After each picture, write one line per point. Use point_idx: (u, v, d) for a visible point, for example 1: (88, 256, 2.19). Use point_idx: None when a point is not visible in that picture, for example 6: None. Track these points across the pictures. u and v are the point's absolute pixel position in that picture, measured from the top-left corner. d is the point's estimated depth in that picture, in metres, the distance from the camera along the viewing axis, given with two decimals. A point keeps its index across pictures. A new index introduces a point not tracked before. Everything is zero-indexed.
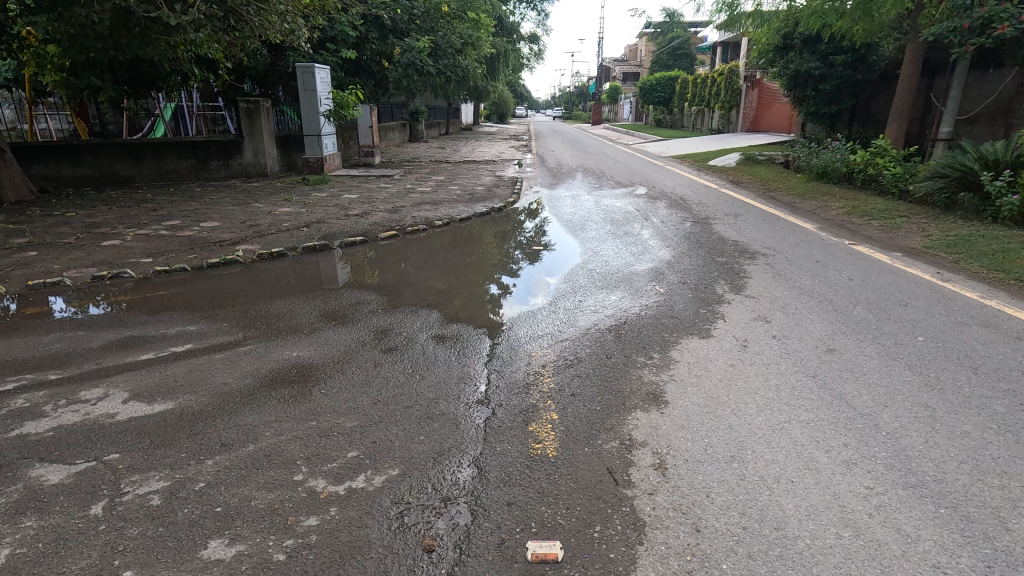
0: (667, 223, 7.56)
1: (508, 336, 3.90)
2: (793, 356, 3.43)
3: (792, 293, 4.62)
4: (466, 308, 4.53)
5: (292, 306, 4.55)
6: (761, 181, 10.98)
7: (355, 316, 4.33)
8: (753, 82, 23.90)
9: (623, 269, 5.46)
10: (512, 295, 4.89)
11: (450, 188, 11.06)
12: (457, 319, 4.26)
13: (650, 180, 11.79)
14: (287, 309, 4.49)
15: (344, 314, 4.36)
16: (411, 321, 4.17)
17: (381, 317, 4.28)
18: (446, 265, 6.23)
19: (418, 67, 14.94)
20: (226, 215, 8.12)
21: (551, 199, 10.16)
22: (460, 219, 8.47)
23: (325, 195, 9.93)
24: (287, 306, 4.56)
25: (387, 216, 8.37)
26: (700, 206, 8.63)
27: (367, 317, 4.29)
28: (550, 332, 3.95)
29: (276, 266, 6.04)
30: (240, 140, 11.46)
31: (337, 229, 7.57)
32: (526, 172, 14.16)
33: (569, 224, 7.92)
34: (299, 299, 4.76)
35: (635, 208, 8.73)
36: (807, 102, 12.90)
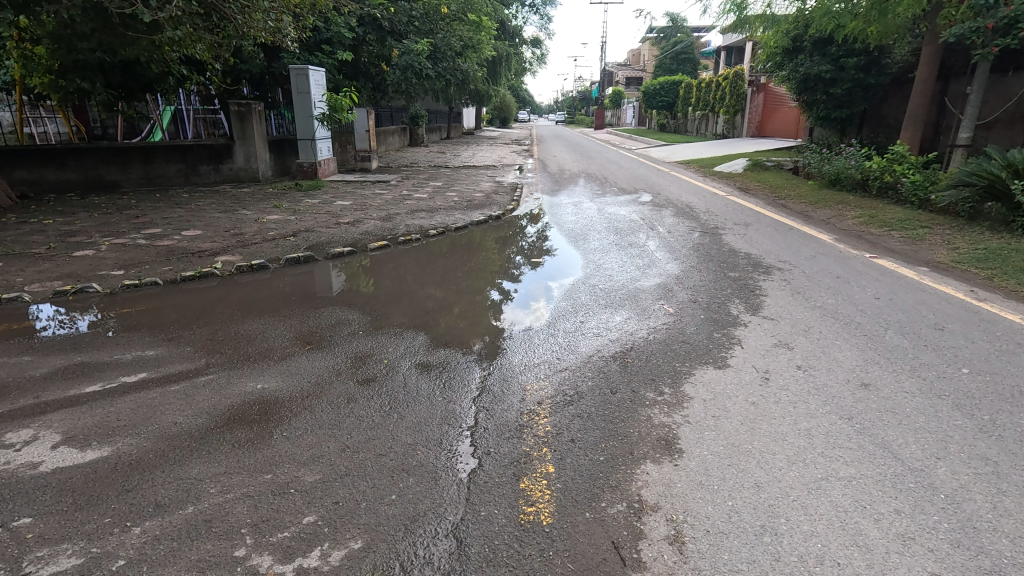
0: (674, 233, 7.16)
1: (501, 364, 3.49)
2: (823, 393, 3.01)
3: (815, 315, 4.20)
4: (457, 330, 4.12)
5: (266, 327, 4.15)
6: (770, 188, 10.58)
7: (332, 339, 3.92)
8: (758, 87, 23.28)
9: (629, 285, 5.04)
10: (512, 315, 4.44)
11: (448, 194, 10.69)
12: (445, 343, 3.85)
13: (655, 186, 11.39)
14: (259, 330, 4.08)
15: (321, 337, 3.95)
16: (393, 346, 3.76)
17: (361, 341, 3.87)
18: (439, 278, 5.82)
19: (416, 69, 14.59)
20: (211, 223, 7.74)
21: (552, 206, 9.77)
22: (456, 227, 8.07)
23: (317, 202, 9.56)
24: (260, 327, 4.15)
25: (380, 224, 7.99)
26: (708, 214, 8.23)
27: (346, 340, 3.89)
28: (548, 360, 3.53)
29: (255, 279, 5.64)
30: (232, 144, 11.09)
31: (326, 238, 7.19)
32: (527, 178, 13.80)
33: (571, 233, 7.51)
34: (274, 319, 4.35)
35: (639, 216, 8.34)
36: (817, 106, 12.50)
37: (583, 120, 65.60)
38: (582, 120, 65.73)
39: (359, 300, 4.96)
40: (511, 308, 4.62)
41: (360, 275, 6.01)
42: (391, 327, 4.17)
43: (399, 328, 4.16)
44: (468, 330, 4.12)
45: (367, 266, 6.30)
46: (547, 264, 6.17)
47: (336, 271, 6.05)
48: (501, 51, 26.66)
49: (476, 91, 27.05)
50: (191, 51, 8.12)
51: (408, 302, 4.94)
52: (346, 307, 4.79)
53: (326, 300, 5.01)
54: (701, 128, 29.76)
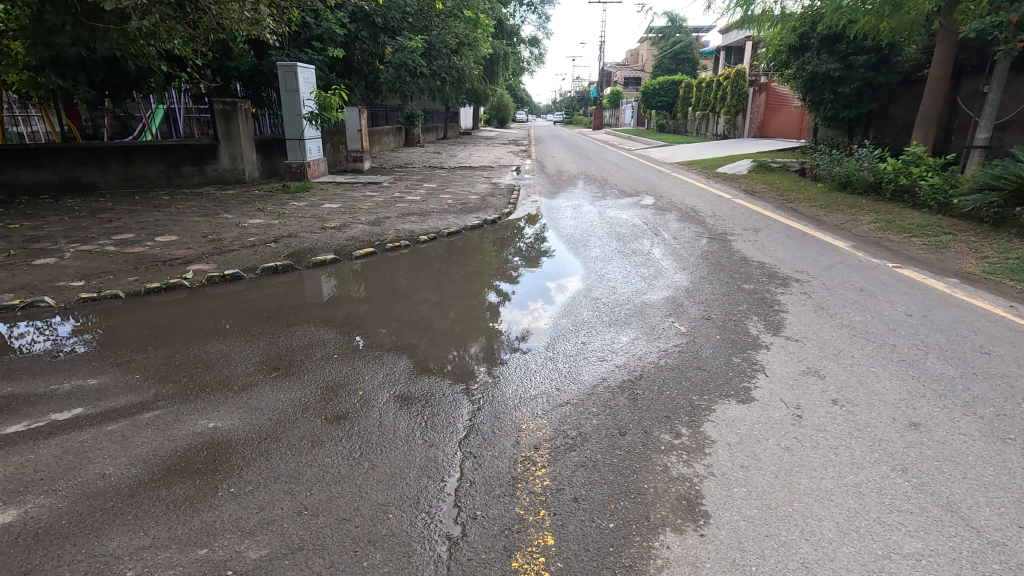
0: (680, 239, 6.73)
1: (493, 398, 3.04)
2: (869, 436, 2.57)
3: (844, 335, 3.76)
4: (445, 352, 3.67)
5: (230, 350, 3.69)
6: (777, 190, 10.18)
7: (303, 364, 3.46)
8: (760, 86, 22.88)
9: (635, 300, 4.59)
10: (511, 329, 4.08)
11: (442, 197, 10.25)
12: (430, 368, 3.42)
13: (657, 188, 10.97)
14: (223, 353, 3.63)
15: (290, 362, 3.49)
16: (372, 373, 3.32)
17: (336, 367, 3.41)
18: (426, 289, 5.35)
19: (410, 67, 14.16)
20: (188, 228, 7.29)
21: (550, 209, 9.33)
22: (448, 232, 7.61)
23: (304, 205, 9.12)
24: (223, 349, 3.69)
25: (368, 229, 7.55)
26: (715, 219, 7.82)
27: (319, 366, 3.44)
28: (547, 392, 3.09)
29: (228, 291, 5.16)
30: (216, 144, 10.62)
31: (310, 244, 6.74)
32: (524, 179, 13.37)
33: (571, 239, 7.08)
34: (241, 339, 3.90)
35: (642, 220, 7.93)
36: (824, 106, 12.10)
37: (581, 120, 65.22)
38: (581, 120, 65.34)
39: (338, 316, 4.51)
40: (505, 324, 4.18)
41: (342, 284, 5.54)
42: (371, 349, 3.72)
43: (381, 349, 3.71)
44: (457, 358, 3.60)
45: (352, 275, 5.83)
46: (545, 272, 5.74)
47: (318, 281, 5.59)
48: (498, 50, 26.24)
49: (473, 91, 26.60)
50: (170, 45, 7.69)
51: (393, 317, 4.51)
52: (325, 322, 4.33)
53: (303, 314, 4.56)
54: (702, 128, 29.35)
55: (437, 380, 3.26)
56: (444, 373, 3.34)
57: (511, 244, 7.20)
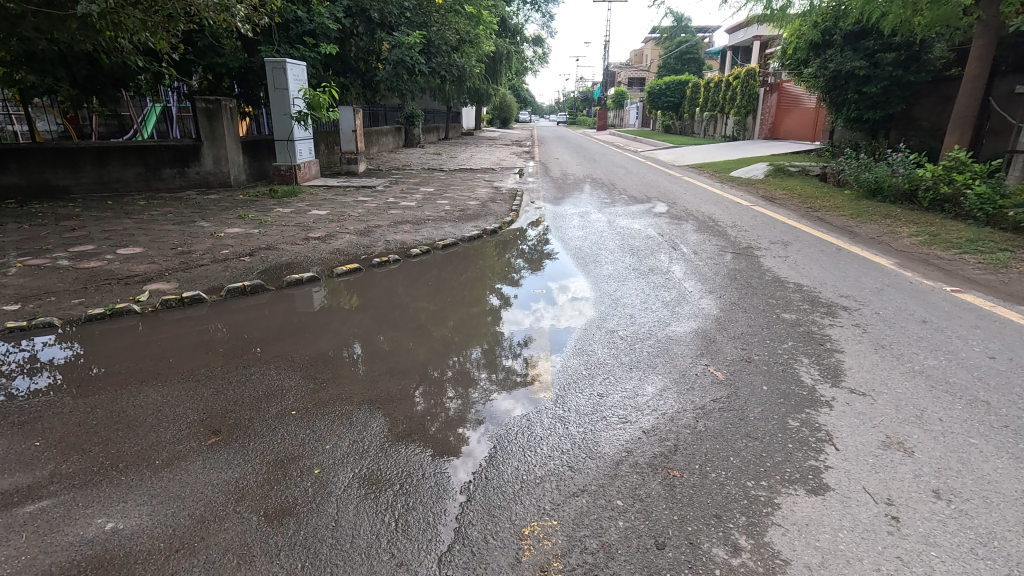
0: (701, 254, 6.05)
1: (487, 482, 2.33)
2: (1004, 560, 1.87)
3: (921, 388, 3.05)
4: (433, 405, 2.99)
5: (165, 402, 3.00)
6: (799, 197, 9.49)
7: (252, 425, 2.77)
8: (772, 86, 22.24)
9: (658, 337, 3.84)
10: (538, 345, 3.86)
11: (439, 203, 9.57)
12: (431, 396, 3.09)
13: (669, 194, 10.29)
14: (155, 407, 2.93)
15: (236, 421, 2.81)
16: (336, 441, 2.64)
17: (291, 431, 2.72)
18: (417, 312, 4.65)
19: (408, 64, 13.48)
20: (157, 239, 6.60)
21: (555, 217, 8.65)
22: (443, 243, 6.88)
23: (289, 212, 8.44)
24: (156, 401, 3.01)
25: (356, 240, 6.87)
26: (737, 229, 7.13)
27: (272, 428, 2.75)
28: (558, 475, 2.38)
29: (185, 316, 4.43)
30: (199, 145, 9.92)
31: (289, 258, 6.05)
32: (528, 183, 12.70)
33: (579, 252, 6.38)
34: (185, 383, 3.22)
35: (656, 230, 7.24)
36: (847, 107, 11.37)
37: (584, 121, 64.53)
38: (584, 121, 64.70)
39: (311, 348, 3.85)
40: (504, 367, 3.48)
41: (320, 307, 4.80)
42: (342, 399, 3.05)
43: (353, 400, 3.03)
44: (457, 367, 3.49)
45: (332, 296, 5.07)
46: (552, 292, 5.08)
47: (292, 302, 4.85)
48: (500, 49, 25.55)
49: (474, 90, 25.95)
50: (142, 37, 7.01)
51: (390, 333, 4.11)
52: (292, 357, 3.66)
53: (269, 345, 3.88)
54: (709, 129, 28.65)
55: (421, 449, 2.59)
56: (444, 380, 3.28)
57: (515, 251, 6.77)
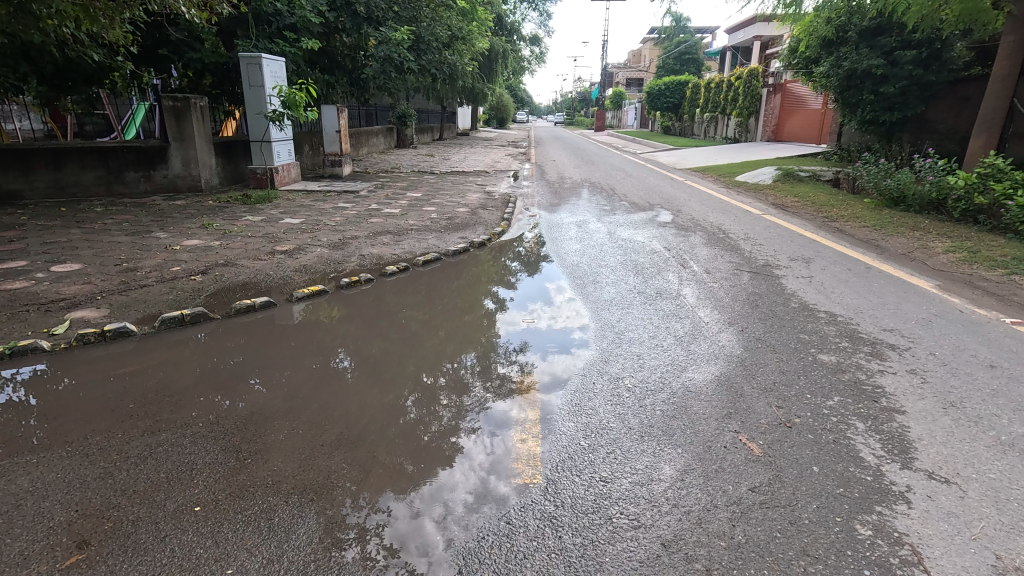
0: (714, 274, 5.36)
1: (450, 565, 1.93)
2: None
3: (1020, 471, 2.35)
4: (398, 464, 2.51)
5: (95, 447, 2.58)
6: (813, 206, 8.84)
7: (189, 481, 2.35)
8: (776, 87, 21.66)
9: (670, 395, 3.07)
10: (532, 344, 3.95)
11: (426, 209, 8.87)
12: (423, 403, 3.09)
13: (672, 201, 9.62)
14: (79, 455, 2.52)
15: (171, 475, 2.39)
16: (282, 506, 2.21)
17: (233, 489, 2.30)
18: (392, 344, 4.00)
19: (396, 61, 12.75)
20: (102, 253, 5.88)
21: (551, 226, 7.97)
22: (423, 259, 6.09)
23: (260, 220, 7.71)
24: (84, 445, 2.60)
25: (327, 255, 6.15)
26: (752, 243, 6.45)
27: (210, 485, 2.32)
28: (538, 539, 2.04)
29: (111, 352, 3.71)
30: (166, 146, 9.19)
31: (246, 277, 5.33)
32: (523, 187, 12.02)
33: (575, 270, 5.68)
34: (124, 421, 2.81)
35: (662, 244, 6.56)
36: (861, 108, 10.70)
37: (582, 122, 63.85)
38: (581, 121, 64.18)
39: (281, 374, 3.47)
40: (492, 390, 3.24)
41: (280, 336, 4.13)
42: (301, 445, 2.64)
43: (314, 447, 2.62)
44: (452, 372, 3.51)
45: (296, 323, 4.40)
46: (546, 315, 4.54)
47: (245, 332, 4.15)
48: (496, 47, 24.88)
49: (469, 89, 25.26)
50: (89, 25, 6.27)
51: (383, 347, 3.94)
52: (258, 386, 3.28)
53: (232, 372, 3.49)
54: (710, 130, 28.00)
55: (413, 464, 2.51)
56: (437, 387, 3.28)
57: (511, 254, 6.68)
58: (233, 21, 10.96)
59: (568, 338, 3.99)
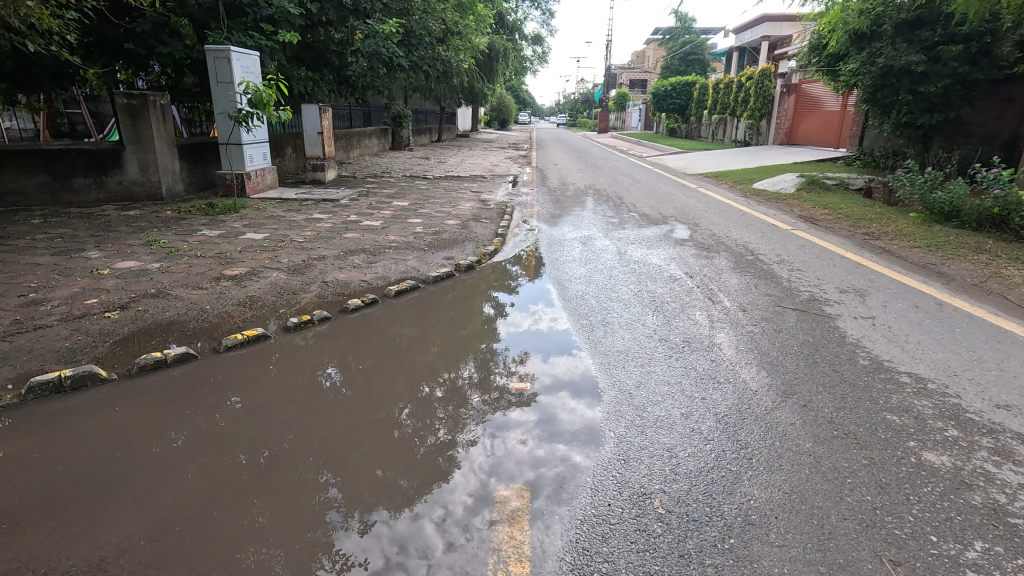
0: (749, 311, 4.36)
1: (448, 567, 2.04)
2: None
3: None
4: (382, 505, 2.39)
5: (61, 481, 2.48)
6: (848, 220, 7.86)
7: (166, 515, 2.29)
8: (790, 87, 20.66)
9: (727, 546, 2.01)
10: (537, 346, 3.99)
11: (411, 222, 7.91)
12: (419, 415, 3.10)
13: (687, 212, 8.63)
14: (40, 493, 2.40)
15: (144, 510, 2.31)
16: (265, 541, 2.16)
17: (209, 524, 2.24)
18: (381, 379, 3.54)
19: (385, 58, 11.77)
20: (9, 279, 4.88)
21: (552, 242, 7.01)
22: (395, 289, 4.99)
23: (217, 236, 6.72)
24: (47, 480, 2.48)
25: (283, 282, 5.15)
26: (789, 270, 5.46)
27: (188, 519, 2.26)
28: (538, 534, 2.17)
29: (37, 401, 3.08)
30: (120, 149, 8.18)
31: (175, 313, 4.34)
32: (522, 194, 11.07)
33: (578, 302, 4.71)
34: (92, 450, 2.70)
35: (679, 268, 5.59)
36: (896, 110, 9.68)
37: (584, 123, 62.88)
38: (584, 123, 63.22)
39: (267, 391, 3.34)
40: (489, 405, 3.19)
41: (251, 369, 3.59)
42: (275, 493, 2.44)
43: (301, 470, 2.60)
44: (449, 383, 3.48)
45: (272, 351, 3.85)
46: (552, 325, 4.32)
47: (209, 367, 3.56)
48: (495, 45, 23.89)
49: (468, 88, 24.31)
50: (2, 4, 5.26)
51: (367, 363, 3.76)
52: (202, 456, 2.69)
53: (180, 429, 2.91)
54: (718, 132, 26.92)
55: (408, 480, 2.54)
56: (434, 400, 3.25)
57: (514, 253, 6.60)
58: (205, 12, 9.99)
59: (570, 339, 4.03)
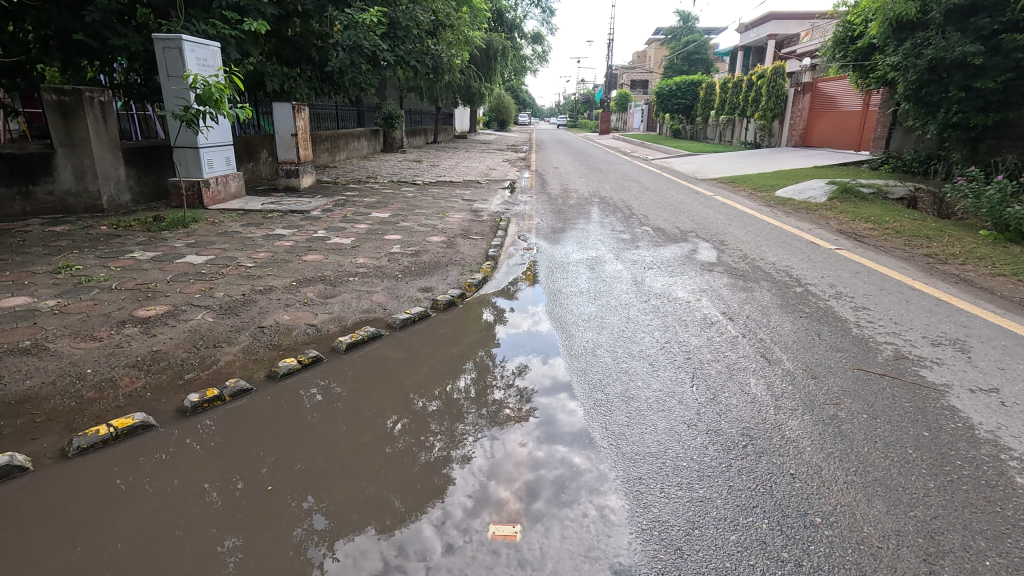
0: (819, 378, 3.22)
1: (447, 568, 1.98)
2: None
3: None
4: (371, 524, 2.20)
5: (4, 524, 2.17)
6: (900, 237, 6.73)
7: (124, 555, 2.04)
8: (804, 86, 19.51)
9: None
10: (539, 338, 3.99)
11: (388, 238, 6.79)
12: (413, 430, 2.86)
13: (708, 226, 7.49)
14: None
15: (98, 552, 2.05)
16: None
17: (172, 562, 1.99)
18: (370, 400, 3.17)
19: (368, 51, 10.62)
20: None
21: (554, 264, 5.89)
22: (347, 342, 3.77)
23: (148, 258, 5.56)
24: None
25: (206, 327, 3.99)
26: (854, 311, 4.31)
27: (148, 558, 2.02)
28: (538, 536, 2.12)
29: None
30: (50, 153, 7.03)
31: (39, 380, 3.18)
32: (519, 202, 9.95)
33: (588, 361, 3.54)
34: (42, 486, 2.39)
35: (714, 306, 4.45)
36: (943, 109, 8.53)
37: (586, 125, 61.70)
38: (586, 125, 62.04)
39: (244, 408, 3.03)
40: (487, 418, 2.98)
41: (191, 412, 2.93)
42: (265, 527, 2.19)
43: (282, 493, 2.37)
44: (446, 395, 3.23)
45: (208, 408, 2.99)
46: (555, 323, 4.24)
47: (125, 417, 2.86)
48: (493, 42, 22.77)
49: (464, 88, 23.16)
50: None
51: (349, 387, 3.31)
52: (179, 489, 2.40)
53: (151, 456, 2.61)
54: (725, 133, 25.71)
55: (403, 499, 2.35)
56: (428, 414, 3.01)
57: (508, 265, 5.88)
58: None
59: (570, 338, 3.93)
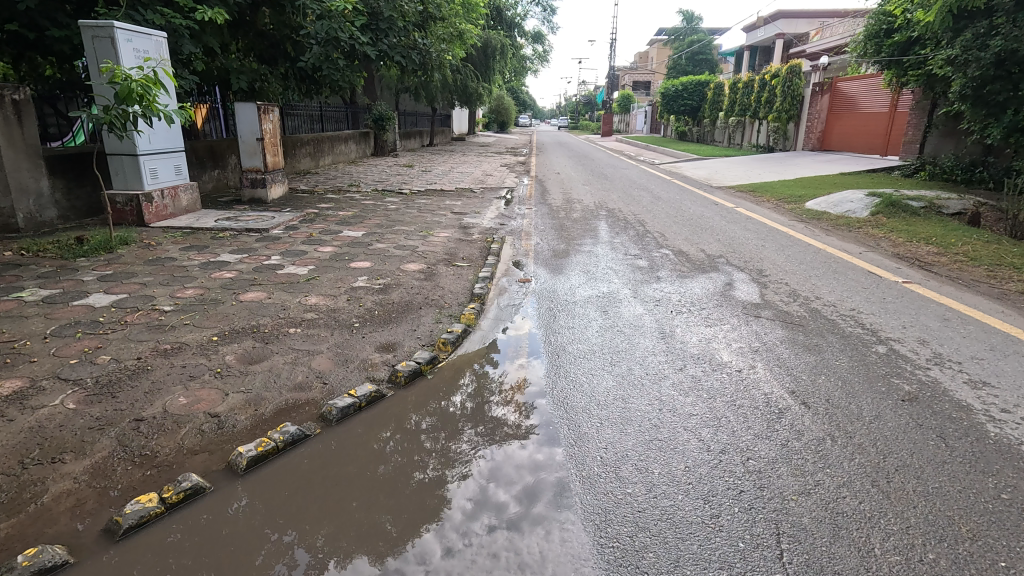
0: (985, 546, 1.98)
1: (447, 572, 1.93)
2: None
3: None
4: (362, 552, 2.04)
5: None
6: (978, 266, 5.51)
7: None
8: (823, 86, 18.28)
9: None
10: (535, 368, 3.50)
11: (355, 266, 5.60)
12: (405, 449, 2.68)
13: (739, 250, 6.31)
14: None
15: None
16: None
17: None
18: (358, 420, 2.92)
19: (345, 44, 9.45)
20: None
21: (557, 303, 4.71)
22: (249, 457, 2.52)
23: (39, 300, 4.35)
24: None
25: (58, 420, 2.78)
26: (980, 395, 3.05)
27: None
28: (537, 538, 2.08)
29: None
30: None
31: None
32: (516, 216, 8.74)
33: (601, 514, 2.20)
34: None
35: (780, 381, 3.23)
36: (1010, 110, 7.32)
37: (587, 126, 60.46)
38: (587, 126, 60.76)
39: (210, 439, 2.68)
40: (484, 432, 2.81)
41: None
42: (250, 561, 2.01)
43: (264, 523, 2.18)
44: (440, 412, 3.02)
45: None
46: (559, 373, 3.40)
47: None
48: (491, 40, 21.62)
49: (461, 88, 21.97)
50: None
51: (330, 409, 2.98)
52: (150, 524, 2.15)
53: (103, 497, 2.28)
54: (735, 136, 24.51)
55: (394, 522, 2.18)
56: (421, 433, 2.82)
57: (501, 303, 4.73)
58: None
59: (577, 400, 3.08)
